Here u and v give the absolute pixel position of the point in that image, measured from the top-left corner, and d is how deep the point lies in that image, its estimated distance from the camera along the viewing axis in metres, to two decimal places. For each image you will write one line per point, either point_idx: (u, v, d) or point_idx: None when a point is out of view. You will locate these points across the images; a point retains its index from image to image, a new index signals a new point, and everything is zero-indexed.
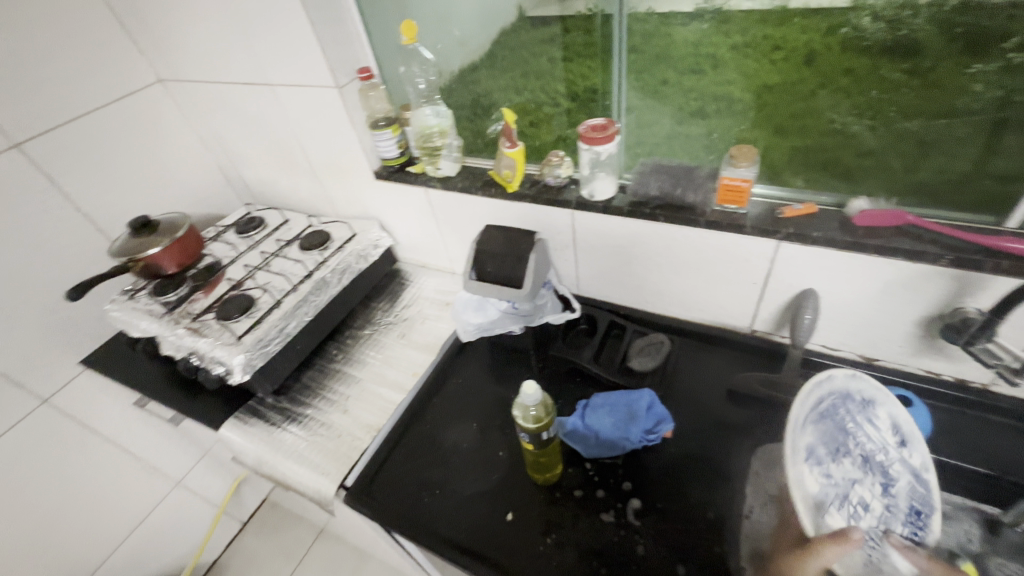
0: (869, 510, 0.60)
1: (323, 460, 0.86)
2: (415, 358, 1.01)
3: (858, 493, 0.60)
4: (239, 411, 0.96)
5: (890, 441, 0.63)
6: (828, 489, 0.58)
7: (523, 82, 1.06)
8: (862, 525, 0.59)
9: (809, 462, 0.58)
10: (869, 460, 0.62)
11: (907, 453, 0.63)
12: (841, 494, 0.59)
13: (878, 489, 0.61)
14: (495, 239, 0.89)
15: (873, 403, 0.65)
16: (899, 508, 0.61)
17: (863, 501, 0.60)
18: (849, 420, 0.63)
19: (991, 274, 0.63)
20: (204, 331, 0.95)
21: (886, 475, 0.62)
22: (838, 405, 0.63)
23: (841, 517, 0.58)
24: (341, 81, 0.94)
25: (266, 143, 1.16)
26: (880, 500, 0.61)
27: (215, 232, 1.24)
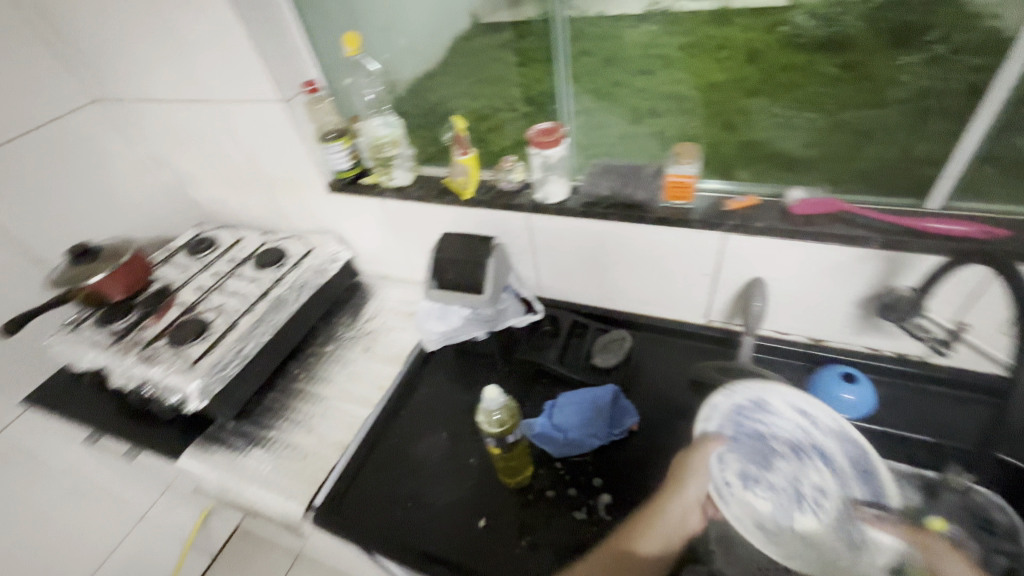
0: (825, 489, 0.67)
1: (289, 483, 0.84)
2: (380, 371, 0.99)
3: (807, 484, 0.67)
4: (198, 439, 0.92)
5: (806, 421, 0.69)
6: (778, 502, 0.66)
7: None
8: (830, 506, 0.66)
9: (749, 494, 0.67)
10: (797, 449, 0.69)
11: (825, 425, 0.69)
12: (792, 497, 0.67)
13: (820, 466, 0.68)
14: (454, 245, 0.89)
15: (765, 398, 0.71)
16: (855, 474, 0.66)
17: (813, 487, 0.67)
18: (757, 427, 0.70)
19: (918, 254, 0.67)
20: (155, 359, 0.91)
21: (818, 450, 0.68)
22: (738, 423, 0.70)
23: (807, 518, 0.65)
24: (286, 95, 0.93)
25: (215, 160, 1.12)
26: (827, 473, 0.67)
27: (164, 254, 1.19)
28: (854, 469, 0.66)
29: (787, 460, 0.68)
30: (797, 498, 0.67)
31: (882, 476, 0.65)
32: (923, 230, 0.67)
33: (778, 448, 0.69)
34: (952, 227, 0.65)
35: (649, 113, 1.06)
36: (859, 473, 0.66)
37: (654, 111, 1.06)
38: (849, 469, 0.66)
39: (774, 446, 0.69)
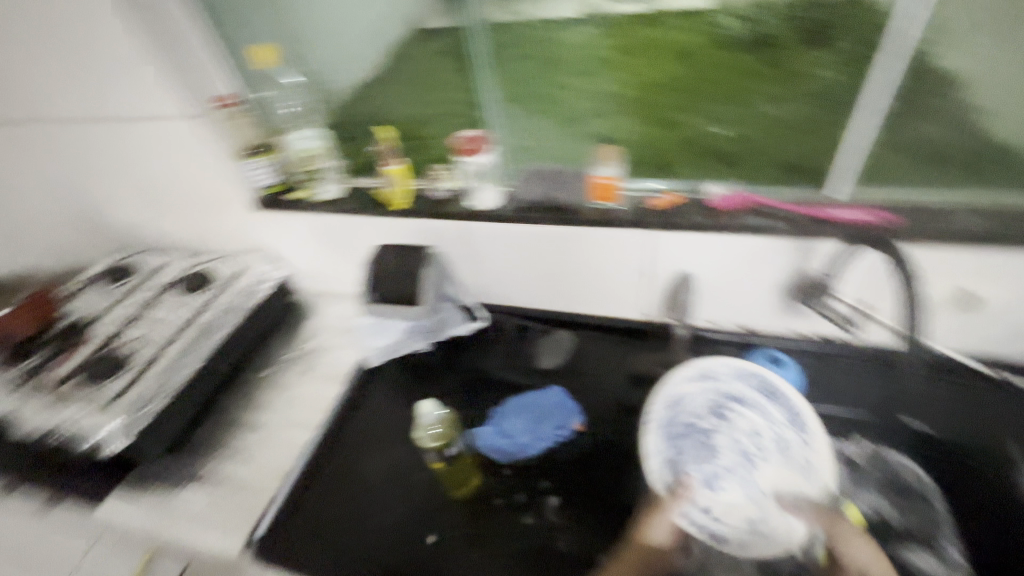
0: (761, 430, 0.74)
1: (226, 518, 0.79)
2: (322, 392, 0.96)
3: (744, 435, 0.75)
4: (124, 482, 0.86)
5: (709, 386, 0.76)
6: (735, 470, 0.74)
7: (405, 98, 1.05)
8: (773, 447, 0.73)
9: (714, 483, 0.73)
10: (719, 413, 0.76)
11: (724, 381, 0.75)
12: (741, 458, 0.74)
13: (744, 412, 0.75)
14: (388, 257, 0.87)
15: (674, 392, 0.75)
16: (774, 402, 0.72)
17: (750, 434, 0.74)
18: (683, 419, 0.75)
19: (824, 240, 0.72)
20: (70, 399, 0.84)
21: (734, 405, 0.75)
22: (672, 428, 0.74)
23: (762, 468, 0.73)
24: (194, 111, 0.91)
25: (131, 182, 1.06)
26: (753, 414, 0.74)
27: (77, 286, 1.10)
28: (771, 400, 0.73)
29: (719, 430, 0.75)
30: (749, 456, 0.74)
31: (793, 400, 0.71)
32: (829, 218, 0.73)
33: (706, 423, 0.76)
34: (849, 215, 0.72)
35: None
36: (778, 403, 0.72)
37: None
38: (767, 399, 0.73)
39: (701, 424, 0.76)
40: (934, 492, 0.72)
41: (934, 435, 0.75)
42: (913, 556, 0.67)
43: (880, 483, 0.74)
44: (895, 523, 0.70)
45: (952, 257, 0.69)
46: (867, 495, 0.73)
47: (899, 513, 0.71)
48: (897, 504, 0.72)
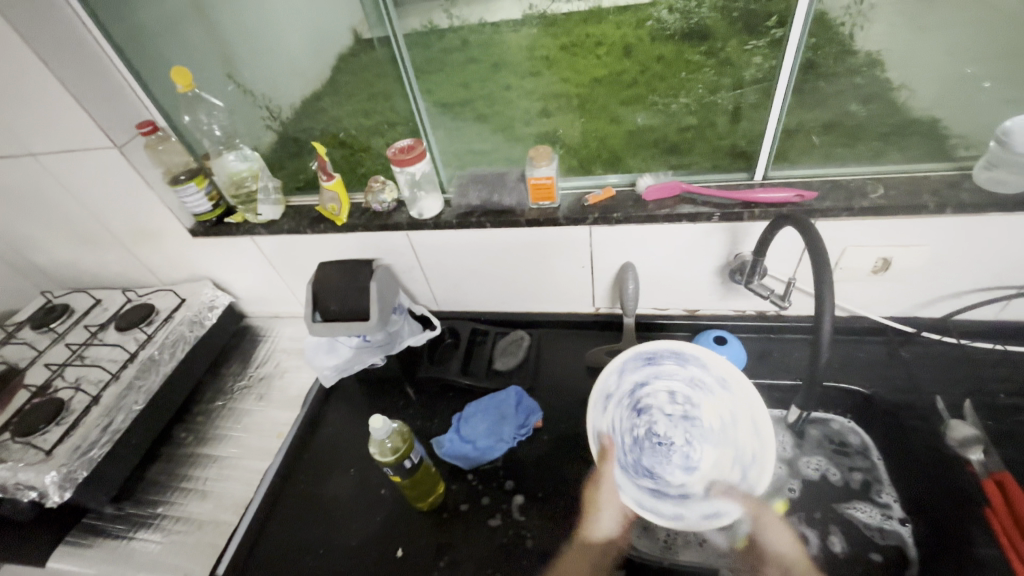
0: (672, 390, 0.74)
1: (185, 559, 0.77)
2: (278, 418, 0.94)
3: (667, 404, 0.74)
4: (71, 534, 0.82)
5: (614, 404, 0.74)
6: (691, 435, 0.73)
7: (348, 108, 1.01)
8: (686, 390, 0.74)
9: (693, 463, 0.72)
10: (638, 409, 0.75)
11: (616, 388, 0.74)
12: (684, 419, 0.74)
13: (649, 390, 0.75)
14: (333, 275, 0.86)
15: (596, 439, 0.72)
16: (659, 357, 0.75)
17: (669, 399, 0.74)
18: (628, 450, 0.73)
19: (752, 222, 0.75)
20: (1, 456, 0.79)
21: (637, 395, 0.75)
22: (630, 469, 0.71)
23: (698, 411, 0.73)
24: (120, 140, 0.86)
25: (53, 219, 1.00)
26: (654, 384, 0.75)
27: (4, 333, 1.03)
28: (656, 360, 0.75)
29: (648, 420, 0.74)
30: (687, 417, 0.73)
31: (671, 348, 0.74)
32: (753, 201, 0.74)
33: (641, 426, 0.74)
34: (771, 196, 0.73)
35: (520, 115, 1.08)
36: (663, 360, 0.75)
37: (524, 113, 1.09)
38: (656, 359, 0.75)
39: (638, 431, 0.74)
40: (870, 447, 0.80)
41: (868, 394, 0.79)
42: (855, 511, 0.75)
43: (823, 446, 0.82)
44: (837, 482, 0.78)
45: (873, 228, 0.73)
46: (812, 458, 0.81)
47: (841, 472, 0.79)
48: (839, 463, 0.80)
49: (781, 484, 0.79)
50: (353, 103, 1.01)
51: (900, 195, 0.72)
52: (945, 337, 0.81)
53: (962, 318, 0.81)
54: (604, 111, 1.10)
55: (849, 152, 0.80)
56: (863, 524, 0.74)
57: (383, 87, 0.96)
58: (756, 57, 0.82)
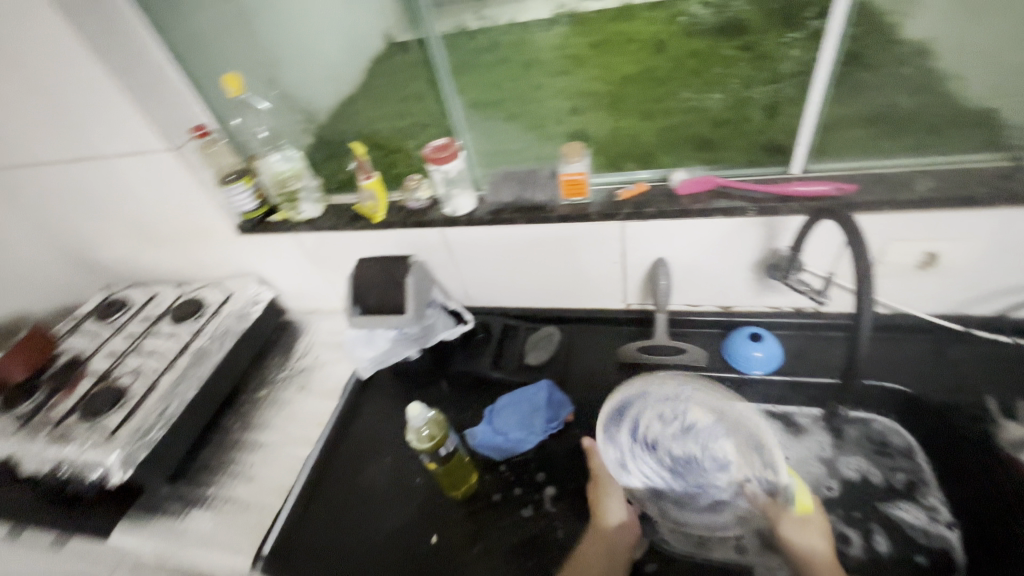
0: (657, 411, 0.78)
1: (232, 538, 0.81)
2: (318, 408, 0.98)
3: (663, 425, 0.77)
4: (131, 512, 0.87)
5: (627, 461, 0.76)
6: (700, 439, 0.76)
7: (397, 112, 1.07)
8: (668, 405, 0.78)
9: (723, 460, 0.75)
10: (647, 446, 0.77)
11: (619, 448, 0.76)
12: (686, 428, 0.77)
13: (642, 424, 0.78)
14: (371, 269, 0.89)
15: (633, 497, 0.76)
16: (629, 402, 0.78)
17: (661, 422, 0.77)
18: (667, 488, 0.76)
19: (789, 216, 0.74)
20: (70, 437, 0.85)
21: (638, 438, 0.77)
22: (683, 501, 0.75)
23: (691, 415, 0.77)
24: (175, 142, 0.91)
25: (115, 219, 1.07)
26: (641, 416, 0.78)
27: (70, 324, 1.11)
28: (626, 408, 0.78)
29: (662, 449, 0.77)
30: (688, 428, 0.77)
31: (638, 388, 0.78)
32: (789, 194, 0.74)
33: (662, 458, 0.77)
34: (809, 187, 0.73)
35: (552, 115, 1.10)
36: (635, 401, 0.78)
37: (556, 113, 1.10)
38: (631, 404, 0.78)
39: (666, 463, 0.76)
40: (915, 449, 0.77)
41: (913, 394, 0.77)
42: (900, 511, 0.73)
43: (864, 446, 0.79)
44: (879, 483, 0.76)
45: (921, 221, 0.70)
46: (849, 458, 0.79)
47: (884, 472, 0.77)
48: (878, 463, 0.77)
49: (819, 483, 0.78)
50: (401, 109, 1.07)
51: (947, 186, 0.70)
52: (996, 336, 0.77)
53: (1016, 316, 0.77)
54: (636, 109, 1.10)
55: (892, 144, 0.78)
56: (907, 524, 0.72)
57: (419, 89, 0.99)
58: (795, 50, 0.81)
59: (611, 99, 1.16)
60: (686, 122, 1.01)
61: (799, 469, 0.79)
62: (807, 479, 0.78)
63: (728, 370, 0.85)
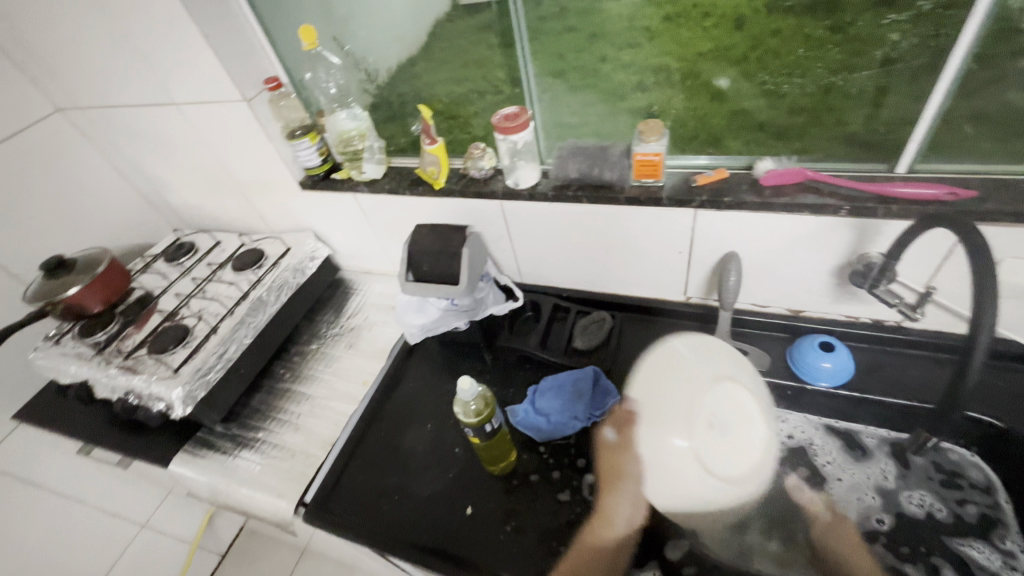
0: (805, 434, 0.81)
1: (278, 483, 0.84)
2: (365, 367, 1.01)
3: (801, 445, 0.81)
4: (187, 444, 0.92)
5: None
6: (829, 471, 0.78)
7: (464, 72, 1.01)
8: (817, 440, 0.81)
9: (836, 486, 0.77)
10: (795, 459, 0.80)
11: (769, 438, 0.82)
12: (825, 459, 0.79)
13: (790, 429, 0.82)
14: (428, 236, 0.88)
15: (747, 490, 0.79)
16: (672, 378, 0.64)
17: (813, 450, 0.80)
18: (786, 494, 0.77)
19: (888, 220, 0.66)
20: (138, 369, 0.90)
21: (790, 451, 0.81)
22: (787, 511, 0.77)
23: (829, 450, 0.79)
24: (248, 94, 0.90)
25: (188, 166, 1.11)
26: (793, 419, 0.82)
27: (142, 263, 1.17)
28: (664, 376, 0.64)
29: (790, 469, 0.79)
30: (819, 455, 0.80)
31: (694, 374, 0.64)
32: (890, 194, 0.66)
33: (790, 474, 0.79)
34: (916, 189, 0.65)
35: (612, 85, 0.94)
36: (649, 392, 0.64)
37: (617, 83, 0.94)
38: (680, 377, 0.64)
39: (790, 477, 0.79)
40: (995, 486, 0.71)
41: (1005, 428, 0.69)
42: (967, 549, 0.68)
43: (933, 477, 0.74)
44: (946, 520, 0.71)
45: None
46: (911, 493, 0.74)
47: (950, 508, 0.71)
48: (944, 497, 0.72)
49: (870, 515, 0.73)
50: (467, 73, 1.01)
51: None
52: None
53: None
54: None
55: None
56: (975, 563, 0.67)
57: (478, 54, 0.98)
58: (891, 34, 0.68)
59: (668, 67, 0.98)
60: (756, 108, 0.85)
61: (851, 495, 0.76)
62: (857, 506, 0.75)
63: (790, 379, 0.80)
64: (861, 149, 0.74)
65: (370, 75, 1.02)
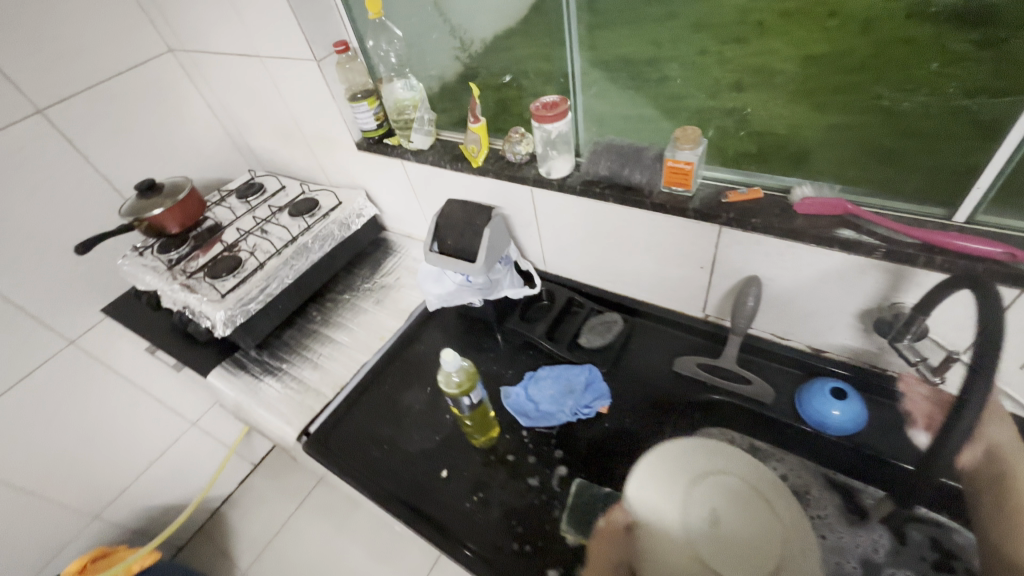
0: (800, 480, 0.77)
1: (289, 410, 0.94)
2: (386, 324, 1.07)
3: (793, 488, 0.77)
4: (226, 361, 1.04)
5: None
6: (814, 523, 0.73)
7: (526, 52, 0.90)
8: (812, 489, 0.76)
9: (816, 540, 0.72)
10: None
11: None
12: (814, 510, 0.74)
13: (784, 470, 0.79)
14: (455, 212, 0.92)
15: None
16: (657, 482, 0.64)
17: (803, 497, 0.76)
18: None
19: (926, 270, 0.60)
20: (195, 288, 1.02)
21: None
22: None
23: (822, 501, 0.75)
24: (319, 55, 0.97)
25: (266, 114, 1.21)
26: (790, 459, 0.79)
27: (219, 197, 1.31)
28: (648, 480, 0.65)
29: None
30: (808, 502, 0.75)
31: (679, 478, 0.64)
32: (947, 246, 0.58)
33: None
34: (976, 245, 0.56)
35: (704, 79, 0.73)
36: (654, 489, 0.64)
37: (709, 78, 0.73)
38: (666, 483, 0.64)
39: None
40: None
41: None
42: None
43: (927, 558, 0.67)
44: None
45: None
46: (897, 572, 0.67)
47: None
48: None
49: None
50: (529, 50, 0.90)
51: None
52: None
53: None
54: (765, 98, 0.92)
55: None
56: None
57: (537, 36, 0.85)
58: None
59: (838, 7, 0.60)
60: (871, 133, 0.65)
61: (830, 555, 0.70)
62: (831, 568, 0.69)
63: (796, 420, 0.76)
64: (926, 177, 0.64)
65: (463, 44, 0.94)
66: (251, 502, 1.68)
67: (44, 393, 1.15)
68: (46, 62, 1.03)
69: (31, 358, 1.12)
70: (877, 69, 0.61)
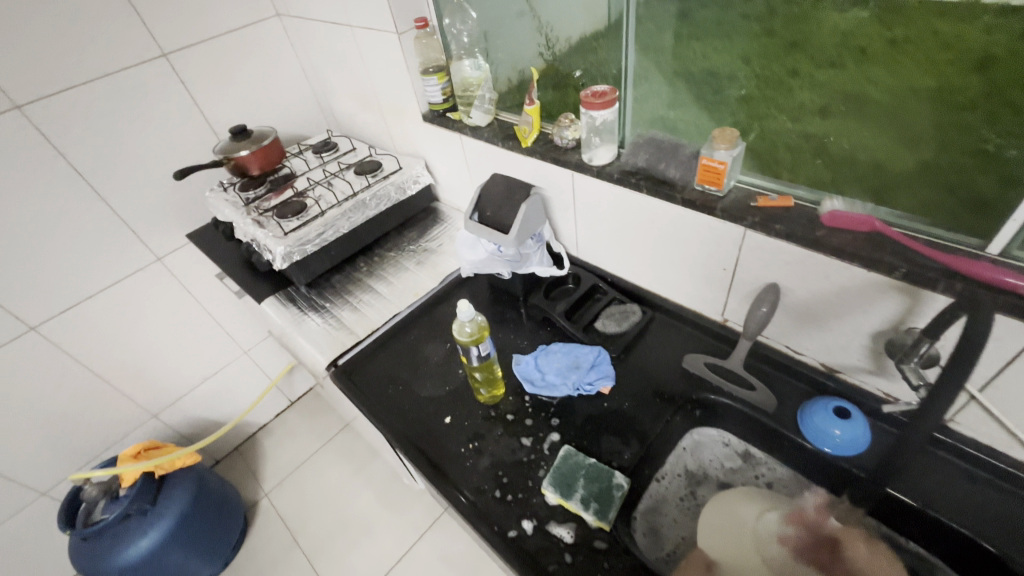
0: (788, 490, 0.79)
1: (323, 343, 1.03)
2: (421, 282, 1.15)
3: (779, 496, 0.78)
4: (279, 294, 1.16)
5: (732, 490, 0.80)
6: None
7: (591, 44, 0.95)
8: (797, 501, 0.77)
9: None
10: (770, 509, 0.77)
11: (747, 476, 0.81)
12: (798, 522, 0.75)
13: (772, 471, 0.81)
14: (497, 185, 1.01)
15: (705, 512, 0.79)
16: (726, 508, 0.76)
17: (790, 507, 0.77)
18: None
19: (945, 295, 0.59)
20: (263, 224, 1.14)
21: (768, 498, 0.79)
22: None
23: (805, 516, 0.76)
24: (400, 28, 1.06)
25: (350, 80, 1.33)
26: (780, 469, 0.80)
27: (298, 150, 1.45)
28: (719, 514, 0.76)
29: None
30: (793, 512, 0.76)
31: (745, 506, 0.75)
32: (976, 277, 0.56)
33: None
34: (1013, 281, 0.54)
35: (781, 93, 0.71)
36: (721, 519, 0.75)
37: (793, 99, 0.71)
38: (736, 509, 0.75)
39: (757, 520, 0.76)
40: None
41: (1001, 555, 0.61)
42: None
43: None
44: None
45: None
46: None
47: None
48: None
49: None
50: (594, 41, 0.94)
51: None
52: None
53: None
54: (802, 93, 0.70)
55: None
56: None
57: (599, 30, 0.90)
58: None
59: (937, 51, 0.57)
60: (963, 158, 0.61)
61: None
62: None
63: (794, 431, 0.76)
64: (965, 206, 0.62)
65: (549, 42, 0.99)
66: (283, 433, 1.85)
67: (130, 298, 1.33)
68: (176, 13, 1.19)
69: (125, 267, 1.30)
70: (985, 109, 0.57)
